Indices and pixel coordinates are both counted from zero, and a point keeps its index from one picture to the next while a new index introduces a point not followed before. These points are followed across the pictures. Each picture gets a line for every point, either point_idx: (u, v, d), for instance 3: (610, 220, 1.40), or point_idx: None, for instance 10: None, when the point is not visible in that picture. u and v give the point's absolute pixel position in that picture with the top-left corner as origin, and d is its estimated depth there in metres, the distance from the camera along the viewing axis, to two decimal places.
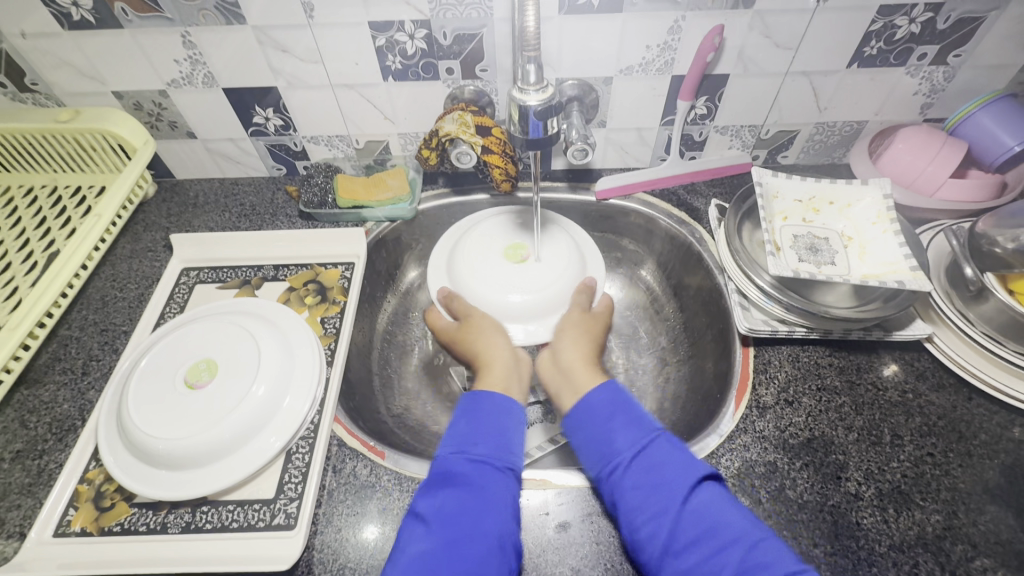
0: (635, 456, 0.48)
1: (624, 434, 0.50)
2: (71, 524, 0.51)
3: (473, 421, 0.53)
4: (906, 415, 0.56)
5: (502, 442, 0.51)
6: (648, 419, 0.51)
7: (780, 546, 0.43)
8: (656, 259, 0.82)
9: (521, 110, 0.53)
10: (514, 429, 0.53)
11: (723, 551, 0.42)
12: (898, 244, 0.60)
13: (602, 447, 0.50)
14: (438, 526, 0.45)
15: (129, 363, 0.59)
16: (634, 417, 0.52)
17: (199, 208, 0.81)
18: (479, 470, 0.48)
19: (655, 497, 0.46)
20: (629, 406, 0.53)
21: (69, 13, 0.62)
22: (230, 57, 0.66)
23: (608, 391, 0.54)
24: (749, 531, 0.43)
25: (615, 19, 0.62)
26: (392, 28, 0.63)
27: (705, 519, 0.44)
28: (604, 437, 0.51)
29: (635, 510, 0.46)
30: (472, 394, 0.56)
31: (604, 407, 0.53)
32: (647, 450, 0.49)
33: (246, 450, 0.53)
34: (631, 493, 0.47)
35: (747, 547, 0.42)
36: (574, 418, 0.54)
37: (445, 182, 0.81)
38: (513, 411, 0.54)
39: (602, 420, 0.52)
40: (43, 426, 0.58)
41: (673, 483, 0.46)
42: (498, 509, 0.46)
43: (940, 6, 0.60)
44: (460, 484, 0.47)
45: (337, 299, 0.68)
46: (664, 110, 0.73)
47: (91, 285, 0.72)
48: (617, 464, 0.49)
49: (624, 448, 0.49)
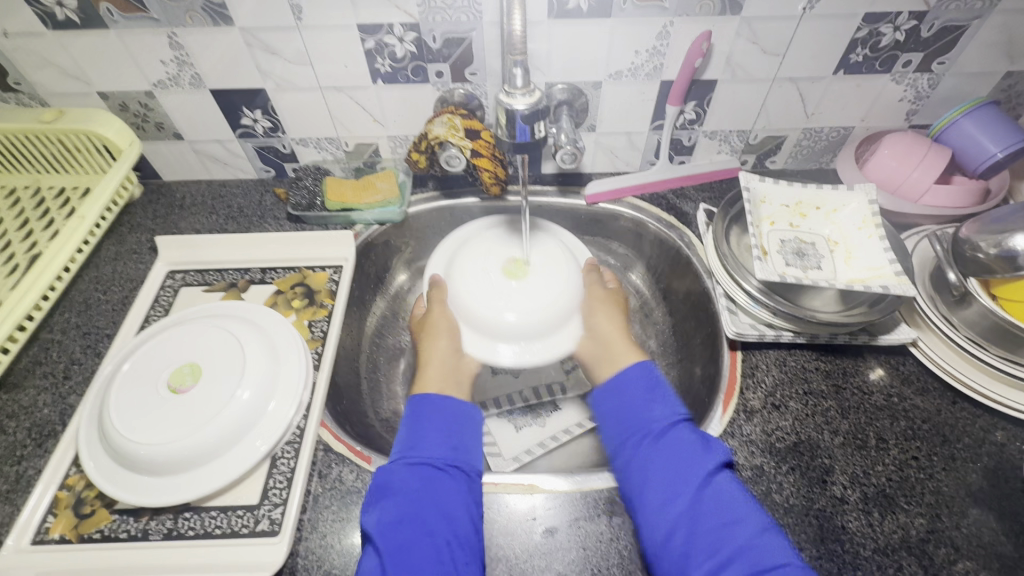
0: (668, 430, 0.52)
1: (659, 408, 0.55)
2: (50, 531, 0.50)
3: (415, 426, 0.55)
4: (891, 418, 0.56)
5: (444, 441, 0.53)
6: (680, 403, 0.56)
7: (784, 538, 0.45)
8: (645, 263, 0.82)
9: (508, 115, 0.53)
10: (457, 428, 0.55)
11: (735, 523, 0.45)
12: (882, 249, 0.60)
13: (637, 419, 0.55)
14: (381, 536, 0.45)
15: (111, 367, 0.58)
16: (667, 397, 0.56)
17: (185, 210, 0.80)
18: (418, 473, 0.50)
19: (682, 466, 0.49)
20: (662, 388, 0.58)
21: (53, 13, 0.61)
22: (218, 58, 0.66)
23: (645, 370, 0.59)
24: (760, 516, 0.46)
25: (604, 24, 0.62)
26: (381, 31, 0.63)
27: (723, 495, 0.47)
28: (641, 410, 0.55)
29: (657, 475, 0.49)
30: (419, 396, 0.58)
31: (642, 384, 0.58)
32: (679, 428, 0.52)
33: (230, 455, 0.52)
34: (656, 460, 0.50)
35: (756, 529, 0.45)
36: (613, 384, 0.59)
37: (435, 185, 0.81)
38: (455, 410, 0.57)
39: (643, 393, 0.57)
40: (23, 432, 0.57)
41: (697, 459, 0.49)
42: (442, 507, 0.48)
43: (925, 14, 0.61)
44: (396, 487, 0.49)
45: (325, 302, 0.68)
46: (654, 115, 0.73)
47: (74, 287, 0.71)
48: (648, 434, 0.53)
49: (659, 419, 0.53)
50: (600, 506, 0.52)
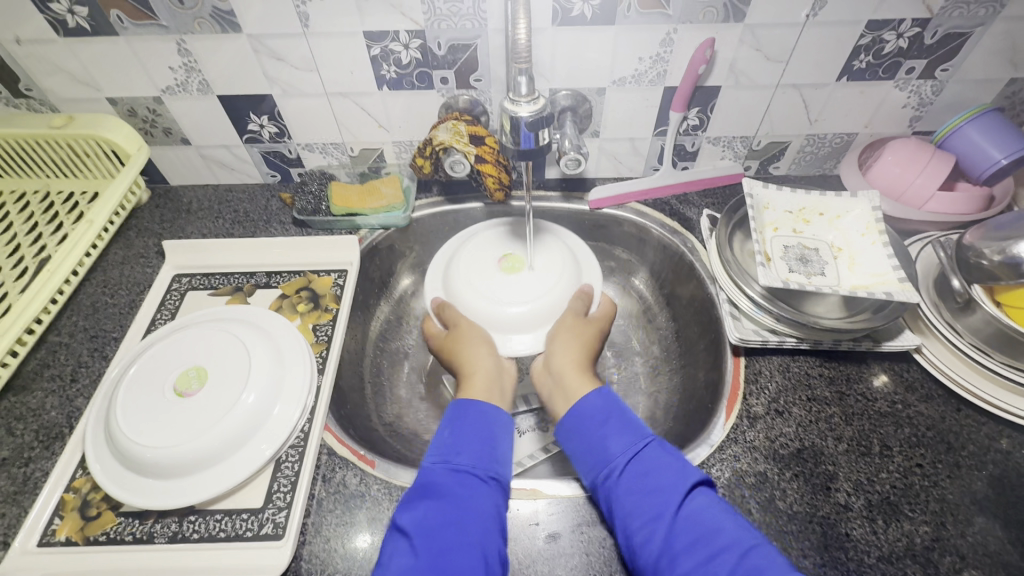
0: (630, 462, 0.49)
1: (616, 440, 0.51)
2: (55, 533, 0.50)
3: (457, 431, 0.54)
4: (895, 425, 0.56)
5: (487, 451, 0.52)
6: (643, 426, 0.53)
7: (774, 552, 0.42)
8: (649, 268, 0.82)
9: (512, 121, 0.54)
10: (500, 438, 0.54)
11: (719, 556, 0.42)
12: (886, 255, 0.60)
13: (596, 453, 0.51)
14: (419, 540, 0.45)
15: (118, 370, 0.59)
16: (627, 422, 0.53)
17: (192, 214, 0.81)
18: (463, 481, 0.49)
19: (651, 502, 0.46)
20: (621, 414, 0.54)
21: (64, 20, 0.62)
22: (226, 65, 0.67)
23: (602, 396, 0.55)
24: (744, 537, 0.43)
25: (608, 31, 0.62)
26: (387, 38, 0.63)
27: (700, 525, 0.44)
28: (597, 444, 0.52)
29: (630, 517, 0.46)
30: (458, 403, 0.57)
31: (595, 414, 0.54)
32: (642, 455, 0.50)
33: (235, 459, 0.52)
34: (626, 498, 0.47)
35: (742, 551, 0.42)
36: (570, 421, 0.55)
37: (440, 190, 0.82)
38: (500, 421, 0.56)
39: (597, 426, 0.53)
40: (30, 434, 0.57)
41: (667, 489, 0.47)
42: (483, 515, 0.47)
43: (928, 21, 0.61)
44: (440, 494, 0.48)
45: (329, 307, 0.68)
46: (657, 121, 0.73)
47: (82, 290, 0.71)
48: (612, 472, 0.49)
49: (619, 453, 0.50)
50: (603, 512, 0.52)
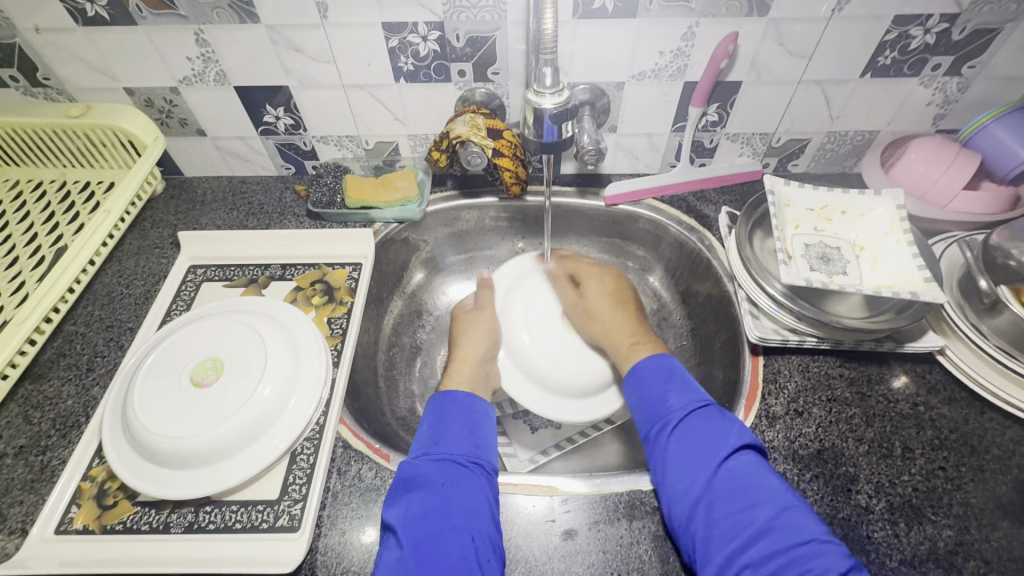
0: (686, 416, 0.52)
1: (676, 396, 0.55)
2: (72, 521, 0.51)
3: (437, 424, 0.56)
4: (917, 428, 0.55)
5: (466, 439, 0.54)
6: (699, 390, 0.55)
7: (811, 519, 0.44)
8: (664, 266, 0.81)
9: (536, 113, 0.54)
10: (480, 426, 0.56)
11: (756, 506, 0.45)
12: (911, 254, 0.59)
13: (656, 405, 0.55)
14: (407, 530, 0.46)
15: (135, 361, 0.59)
16: (684, 384, 0.56)
17: (206, 205, 0.81)
18: (442, 469, 0.51)
19: (697, 453, 0.49)
20: (681, 375, 0.58)
21: (83, 9, 0.62)
22: (243, 55, 0.66)
23: (660, 360, 0.60)
24: (783, 498, 0.45)
25: (629, 24, 0.62)
26: (406, 29, 0.63)
27: (740, 478, 0.47)
28: (658, 397, 0.56)
29: (675, 465, 0.49)
30: (438, 395, 0.59)
31: (658, 371, 0.58)
32: (696, 415, 0.52)
33: (250, 451, 0.52)
34: (675, 447, 0.50)
35: (777, 509, 0.44)
36: (631, 380, 0.59)
37: (454, 184, 0.81)
38: (478, 410, 0.58)
39: (660, 381, 0.57)
40: (47, 422, 0.58)
41: (713, 444, 0.49)
42: (467, 500, 0.48)
43: (957, 16, 0.60)
44: (422, 484, 0.49)
45: (344, 299, 0.68)
46: (676, 116, 0.73)
47: (98, 280, 0.71)
48: (667, 424, 0.53)
49: (676, 408, 0.53)
50: (621, 510, 0.51)
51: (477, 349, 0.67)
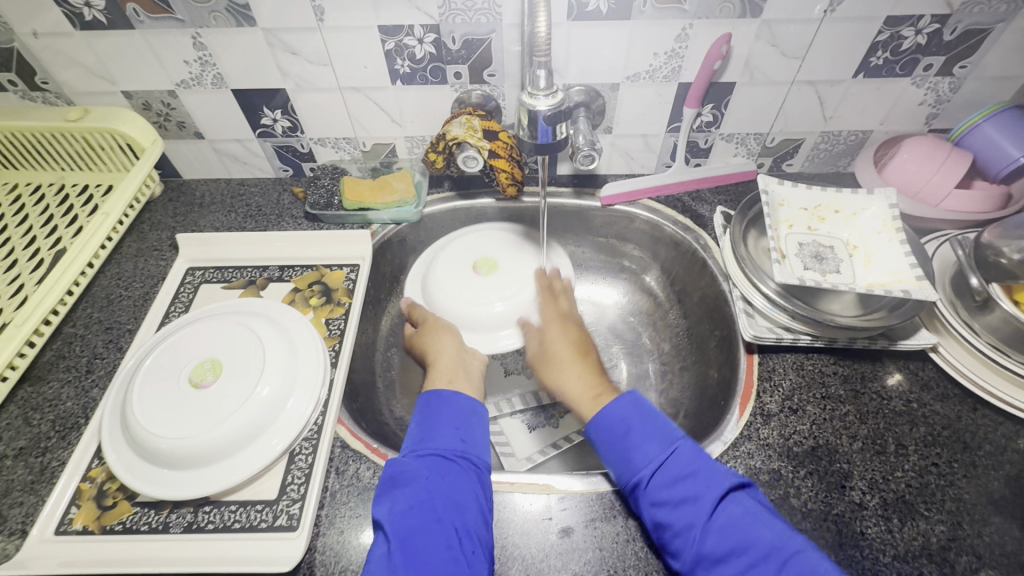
0: (655, 474, 0.49)
1: (640, 452, 0.51)
2: (72, 522, 0.51)
3: (426, 421, 0.55)
4: (911, 425, 0.56)
5: (453, 435, 0.54)
6: (667, 431, 0.52)
7: (819, 556, 0.43)
8: (660, 266, 0.82)
9: (530, 115, 0.55)
10: (468, 422, 0.56)
11: (756, 567, 0.43)
12: (903, 253, 0.60)
13: (623, 464, 0.52)
14: (395, 520, 0.46)
15: (134, 362, 0.59)
16: (646, 433, 0.52)
17: (205, 208, 0.81)
18: (429, 464, 0.51)
19: (681, 515, 0.46)
20: (642, 419, 0.54)
21: (81, 13, 0.62)
22: (240, 59, 0.67)
23: (626, 404, 0.55)
24: (781, 547, 0.43)
25: (623, 27, 0.62)
26: (402, 32, 0.63)
27: (732, 535, 0.45)
28: (624, 454, 0.52)
29: (661, 526, 0.47)
30: (427, 394, 0.58)
31: (619, 422, 0.54)
32: (666, 468, 0.49)
33: (249, 451, 0.53)
34: (654, 510, 0.48)
35: (777, 568, 0.42)
36: (594, 430, 0.55)
37: (451, 185, 0.82)
38: (465, 406, 0.57)
39: (619, 438, 0.53)
40: (47, 424, 0.58)
41: (694, 505, 0.46)
42: (455, 497, 0.48)
43: (947, 17, 0.60)
44: (410, 477, 0.49)
45: (342, 300, 0.68)
46: (671, 117, 0.73)
47: (97, 282, 0.72)
48: (638, 485, 0.50)
49: (642, 466, 0.50)
50: (618, 507, 0.52)
51: (452, 343, 0.66)
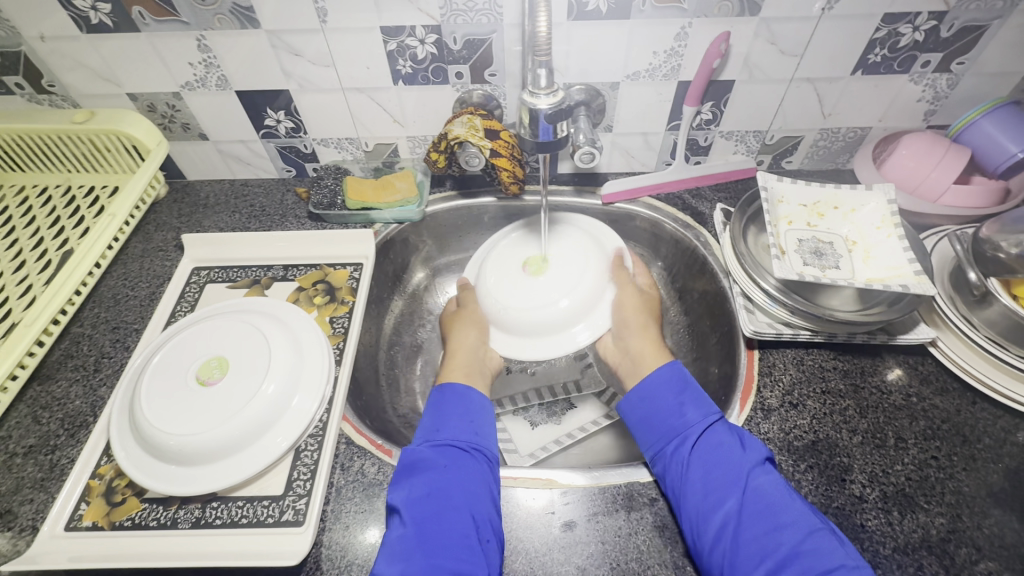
0: (704, 431, 0.52)
1: (692, 410, 0.54)
2: (82, 518, 0.52)
3: (438, 413, 0.57)
4: (910, 418, 0.56)
5: (467, 427, 0.55)
6: (711, 403, 0.55)
7: (839, 538, 0.44)
8: (661, 263, 0.82)
9: (531, 114, 0.55)
10: (480, 416, 0.57)
11: (784, 529, 0.45)
12: (902, 248, 0.60)
13: (670, 420, 0.54)
14: (410, 507, 0.48)
15: (141, 361, 0.60)
16: (698, 398, 0.55)
17: (209, 209, 0.82)
18: (444, 453, 0.52)
19: (723, 472, 0.49)
20: (692, 388, 0.56)
21: (87, 17, 0.63)
22: (244, 60, 0.68)
23: (674, 371, 0.58)
24: (809, 519, 0.45)
25: (623, 26, 0.63)
26: (403, 33, 0.64)
27: (766, 498, 0.46)
28: (673, 411, 0.55)
29: (698, 483, 0.49)
30: (438, 387, 0.60)
31: (672, 384, 0.57)
32: (714, 430, 0.52)
33: (255, 447, 0.53)
34: (696, 466, 0.50)
35: (806, 532, 0.44)
36: (639, 392, 0.58)
37: (453, 184, 0.82)
38: (476, 401, 0.58)
39: (672, 396, 0.56)
40: (56, 422, 0.59)
41: (737, 463, 0.49)
42: (469, 485, 0.50)
43: (945, 14, 0.61)
44: (423, 465, 0.51)
45: (346, 299, 0.69)
46: (670, 115, 0.74)
47: (104, 282, 0.73)
48: (685, 440, 0.52)
49: (694, 421, 0.53)
50: (620, 502, 0.52)
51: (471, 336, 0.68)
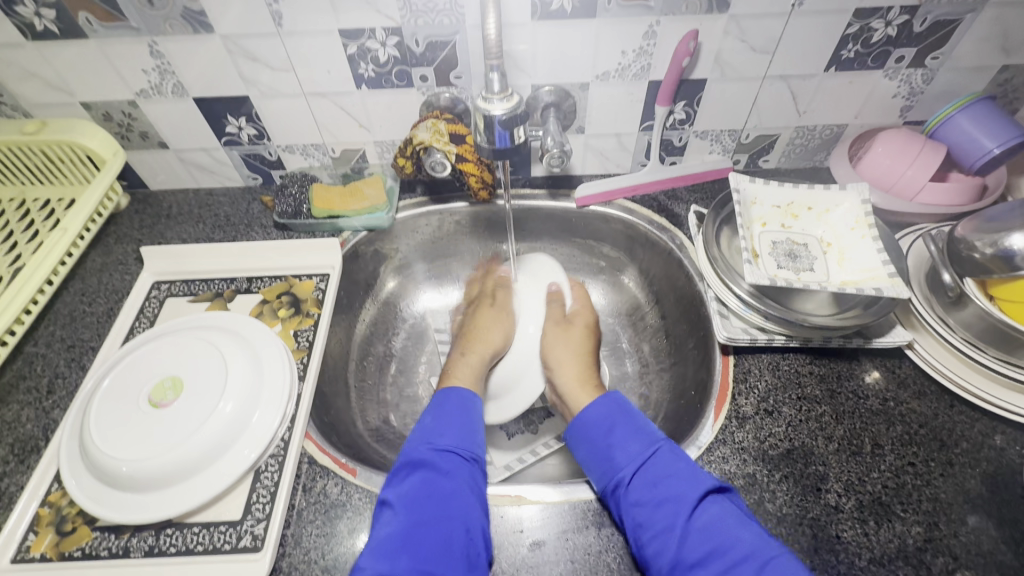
0: (637, 472, 0.51)
1: (622, 451, 0.53)
2: (31, 549, 0.49)
3: (438, 413, 0.57)
4: (887, 424, 0.55)
5: (464, 435, 0.55)
6: (646, 435, 0.54)
7: (795, 563, 0.42)
8: (638, 266, 0.81)
9: (486, 120, 0.54)
10: (474, 426, 0.57)
11: (737, 566, 0.43)
12: (876, 249, 0.59)
13: (604, 464, 0.53)
14: (405, 506, 0.47)
15: (93, 383, 0.57)
16: (628, 433, 0.54)
17: (172, 219, 0.79)
18: (446, 459, 0.52)
19: (662, 514, 0.47)
20: (626, 422, 0.56)
21: (32, 24, 0.60)
22: (200, 67, 0.65)
23: (603, 403, 0.58)
24: (760, 549, 0.43)
25: (589, 25, 0.61)
26: (363, 36, 0.62)
27: (711, 536, 0.45)
28: (605, 454, 0.54)
29: (641, 530, 0.47)
30: (443, 390, 0.60)
31: (602, 421, 0.57)
32: (649, 467, 0.51)
33: (211, 470, 0.51)
34: (635, 509, 0.48)
35: (758, 567, 0.42)
36: (576, 430, 0.58)
37: (424, 190, 0.80)
38: (475, 413, 0.58)
39: (602, 435, 0.56)
40: (5, 448, 0.56)
41: (676, 502, 0.47)
42: (466, 492, 0.49)
43: (917, 8, 0.59)
44: (424, 465, 0.51)
45: (311, 311, 0.67)
46: (643, 115, 0.72)
47: (60, 299, 0.70)
48: (618, 484, 0.51)
49: (625, 464, 0.52)
50: (591, 518, 0.51)
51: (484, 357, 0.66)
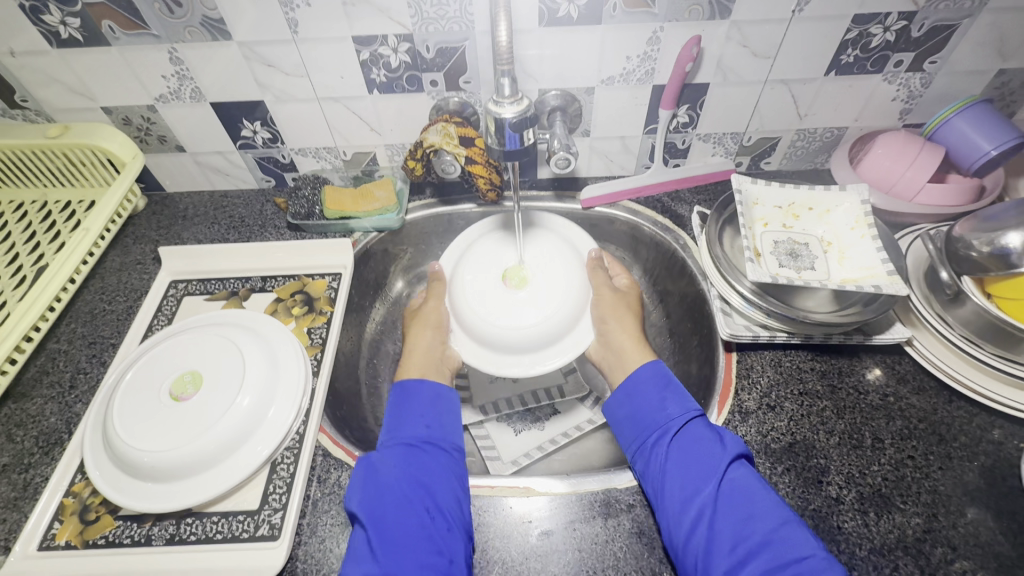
0: (686, 425, 0.53)
1: (675, 404, 0.55)
2: (56, 537, 0.51)
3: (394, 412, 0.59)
4: (887, 418, 0.56)
5: (417, 423, 0.58)
6: (693, 398, 0.56)
7: (807, 530, 0.45)
8: (642, 266, 0.83)
9: (497, 122, 0.56)
10: (433, 411, 0.59)
11: (756, 519, 0.46)
12: (875, 249, 0.60)
13: (653, 414, 0.56)
14: (367, 510, 0.49)
15: (115, 377, 0.59)
16: (680, 392, 0.57)
17: (188, 220, 0.81)
18: (395, 450, 0.54)
19: (701, 463, 0.50)
20: (675, 383, 0.58)
21: (57, 31, 0.62)
22: (217, 72, 0.67)
23: (657, 368, 0.60)
24: (780, 511, 0.46)
25: (595, 31, 0.63)
26: (376, 42, 0.64)
27: (740, 490, 0.48)
28: (655, 406, 0.56)
29: (678, 472, 0.50)
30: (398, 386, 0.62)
31: (656, 380, 0.58)
32: (695, 424, 0.53)
33: (230, 461, 0.53)
34: (676, 456, 0.51)
35: (777, 524, 0.45)
36: (625, 386, 0.59)
37: (432, 192, 0.82)
38: (433, 396, 0.61)
39: (656, 390, 0.57)
40: (30, 440, 0.58)
41: (714, 455, 0.50)
42: (423, 479, 0.52)
43: (914, 14, 0.61)
44: (377, 464, 0.52)
45: (324, 309, 0.69)
46: (647, 119, 0.74)
47: (80, 297, 0.72)
48: (667, 432, 0.53)
49: (676, 415, 0.54)
50: (599, 509, 0.52)
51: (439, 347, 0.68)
